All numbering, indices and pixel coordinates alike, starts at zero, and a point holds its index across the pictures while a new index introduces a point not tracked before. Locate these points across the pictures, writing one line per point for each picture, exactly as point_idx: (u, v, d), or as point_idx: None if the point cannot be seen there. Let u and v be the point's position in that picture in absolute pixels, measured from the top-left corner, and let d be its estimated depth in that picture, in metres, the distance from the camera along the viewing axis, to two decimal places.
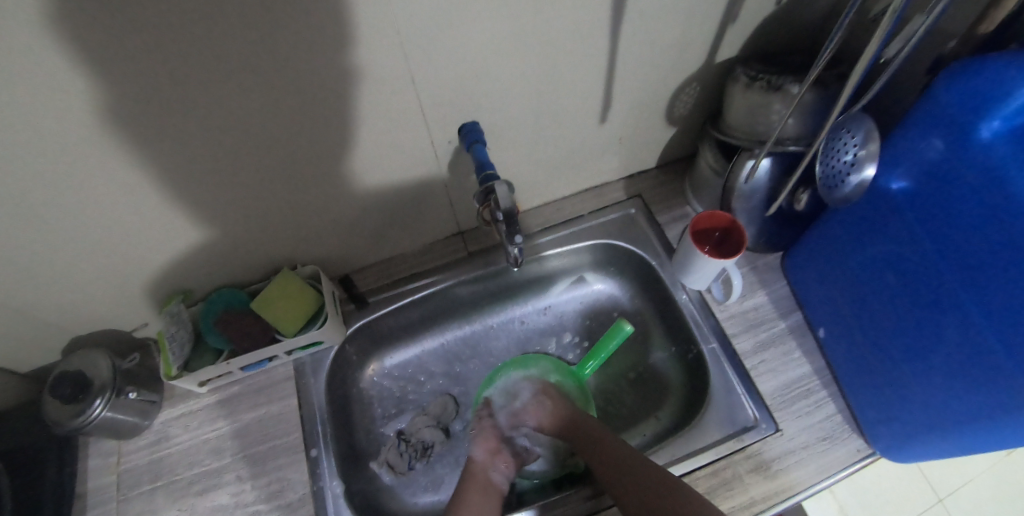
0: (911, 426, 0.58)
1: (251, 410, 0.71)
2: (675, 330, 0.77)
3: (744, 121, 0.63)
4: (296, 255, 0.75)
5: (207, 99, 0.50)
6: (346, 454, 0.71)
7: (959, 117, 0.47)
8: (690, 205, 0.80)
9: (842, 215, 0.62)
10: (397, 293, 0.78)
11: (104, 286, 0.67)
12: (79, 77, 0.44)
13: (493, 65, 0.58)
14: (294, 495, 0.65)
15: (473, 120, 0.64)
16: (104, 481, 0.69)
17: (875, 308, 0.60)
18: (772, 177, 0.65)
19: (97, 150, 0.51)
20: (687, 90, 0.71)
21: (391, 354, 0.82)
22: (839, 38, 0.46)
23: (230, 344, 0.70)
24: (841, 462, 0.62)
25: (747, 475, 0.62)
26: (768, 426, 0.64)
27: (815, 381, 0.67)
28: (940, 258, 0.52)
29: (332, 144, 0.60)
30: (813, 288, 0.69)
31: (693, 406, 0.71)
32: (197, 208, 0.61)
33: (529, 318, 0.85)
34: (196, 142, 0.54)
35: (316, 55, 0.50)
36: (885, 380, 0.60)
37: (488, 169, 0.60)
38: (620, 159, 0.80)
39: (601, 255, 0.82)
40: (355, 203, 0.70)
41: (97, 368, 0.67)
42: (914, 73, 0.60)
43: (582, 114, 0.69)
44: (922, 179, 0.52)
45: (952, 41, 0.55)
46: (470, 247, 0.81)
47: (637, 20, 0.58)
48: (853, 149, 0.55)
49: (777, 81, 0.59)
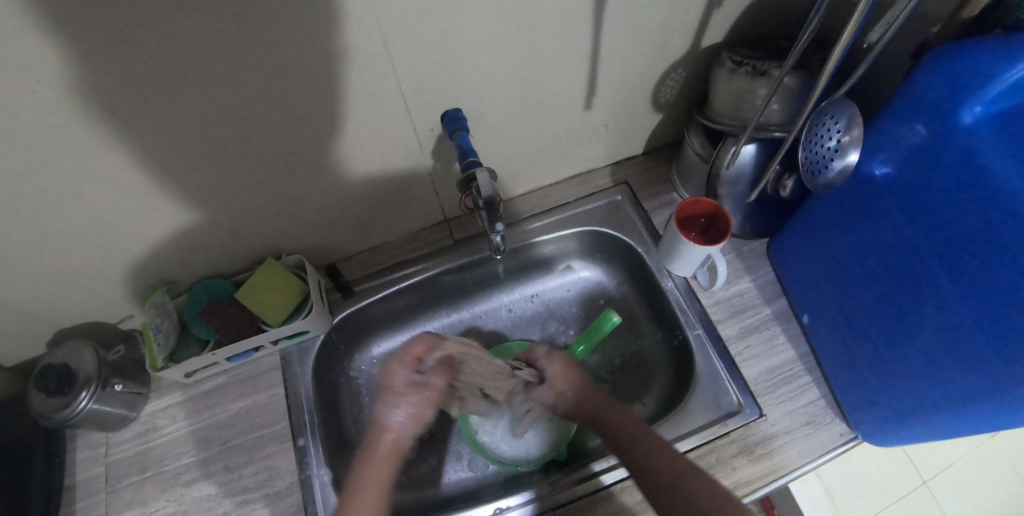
0: (893, 410, 0.59)
1: (238, 400, 0.71)
2: (661, 316, 0.77)
3: (729, 106, 0.63)
4: (280, 245, 0.74)
5: (182, 87, 0.49)
6: (333, 443, 0.71)
7: (940, 102, 0.47)
8: (676, 191, 0.80)
9: (826, 201, 0.62)
10: (383, 282, 0.78)
11: (85, 278, 0.66)
12: (46, 66, 0.43)
13: (474, 52, 0.57)
14: (282, 484, 0.65)
15: (456, 107, 0.63)
16: (93, 472, 0.69)
17: (857, 294, 0.61)
18: (756, 163, 0.65)
19: (70, 143, 0.50)
20: (673, 75, 0.70)
21: (378, 343, 0.82)
22: (819, 23, 0.46)
23: (215, 334, 0.69)
24: (824, 446, 0.63)
25: (731, 459, 0.62)
26: (752, 411, 0.64)
27: (799, 366, 0.68)
28: (920, 244, 0.52)
29: (313, 134, 0.59)
30: (797, 275, 0.69)
31: (679, 392, 0.71)
32: (177, 199, 0.61)
33: (516, 305, 0.85)
34: (174, 133, 0.53)
35: (292, 43, 0.49)
36: (867, 365, 0.61)
37: (470, 157, 0.60)
38: (606, 146, 0.80)
39: (588, 242, 0.82)
40: (338, 193, 0.69)
41: (82, 360, 0.67)
42: (898, 57, 0.60)
43: (567, 101, 0.68)
44: (903, 165, 0.52)
45: (937, 25, 0.55)
46: (456, 235, 0.80)
47: (621, 5, 0.58)
48: (836, 136, 0.54)
49: (761, 66, 0.58)
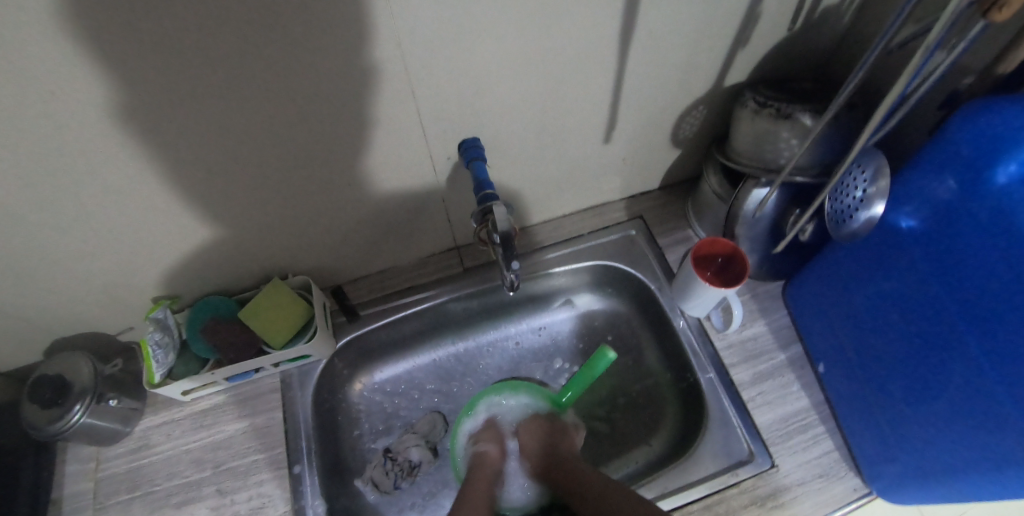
0: (912, 469, 0.56)
1: (236, 421, 0.69)
2: (672, 356, 0.75)
3: (752, 148, 0.62)
4: (288, 264, 0.73)
5: (198, 109, 0.49)
6: (330, 470, 0.69)
7: (972, 158, 0.46)
8: (692, 228, 0.79)
9: (847, 249, 0.61)
10: (391, 306, 0.76)
11: (87, 289, 0.65)
12: (61, 81, 0.42)
13: (497, 81, 0.56)
14: (275, 512, 0.63)
15: (474, 136, 0.62)
16: (81, 487, 0.67)
17: (877, 346, 0.59)
18: (777, 208, 0.64)
19: (80, 157, 0.49)
20: (693, 113, 0.69)
21: (380, 368, 0.80)
22: (862, 77, 0.45)
23: (216, 354, 0.68)
24: (837, 501, 0.61)
25: (740, 510, 0.60)
26: (764, 460, 0.62)
27: (813, 415, 0.66)
28: (946, 300, 0.50)
29: (330, 156, 0.59)
30: (814, 321, 0.67)
31: (688, 435, 0.69)
32: (185, 215, 0.59)
33: (523, 337, 0.83)
34: (187, 152, 0.52)
35: (310, 65, 0.48)
36: (885, 420, 0.59)
37: (486, 189, 0.59)
38: (622, 179, 0.79)
39: (600, 275, 0.80)
40: (350, 214, 0.68)
41: (79, 373, 0.66)
42: (927, 108, 0.59)
43: (586, 133, 0.68)
44: (930, 218, 0.51)
45: (969, 78, 0.53)
46: (467, 262, 0.79)
47: (646, 41, 0.57)
48: (862, 186, 0.54)
49: (786, 109, 0.57)
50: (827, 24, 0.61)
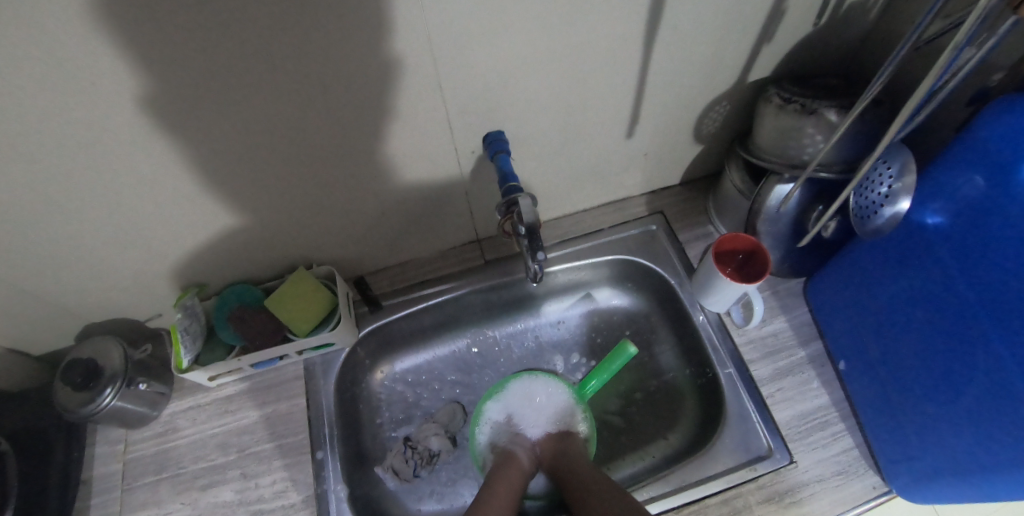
0: (932, 468, 0.56)
1: (260, 407, 0.71)
2: (691, 350, 0.75)
3: (775, 144, 0.62)
4: (312, 255, 0.74)
5: (232, 99, 0.50)
6: (351, 457, 0.70)
7: (1000, 156, 0.46)
8: (712, 224, 0.79)
9: (871, 246, 0.61)
10: (412, 298, 0.77)
11: (120, 275, 0.67)
12: (103, 71, 0.44)
13: (524, 75, 0.57)
14: (299, 496, 0.65)
15: (499, 129, 0.63)
16: (110, 469, 0.69)
17: (900, 344, 0.59)
18: (800, 204, 0.64)
19: (119, 144, 0.50)
20: (717, 108, 0.70)
21: (401, 358, 0.81)
22: (891, 73, 0.46)
23: (242, 341, 0.69)
24: (857, 498, 0.60)
25: (757, 506, 0.60)
26: (782, 456, 0.62)
27: (833, 413, 0.65)
28: (971, 298, 0.50)
29: (356, 148, 0.59)
30: (835, 319, 0.67)
31: (706, 430, 0.69)
32: (215, 203, 0.61)
33: (542, 330, 0.83)
34: (220, 142, 0.54)
35: (340, 56, 0.49)
36: (906, 418, 0.59)
37: (510, 181, 0.60)
38: (643, 174, 0.79)
39: (619, 270, 0.81)
40: (374, 206, 0.69)
41: (109, 358, 0.68)
42: (955, 105, 0.58)
43: (609, 127, 0.68)
44: (957, 215, 0.50)
45: (998, 74, 0.53)
46: (487, 255, 0.80)
47: (671, 36, 0.57)
48: (887, 182, 0.54)
49: (811, 104, 0.57)
50: (855, 20, 0.61)
